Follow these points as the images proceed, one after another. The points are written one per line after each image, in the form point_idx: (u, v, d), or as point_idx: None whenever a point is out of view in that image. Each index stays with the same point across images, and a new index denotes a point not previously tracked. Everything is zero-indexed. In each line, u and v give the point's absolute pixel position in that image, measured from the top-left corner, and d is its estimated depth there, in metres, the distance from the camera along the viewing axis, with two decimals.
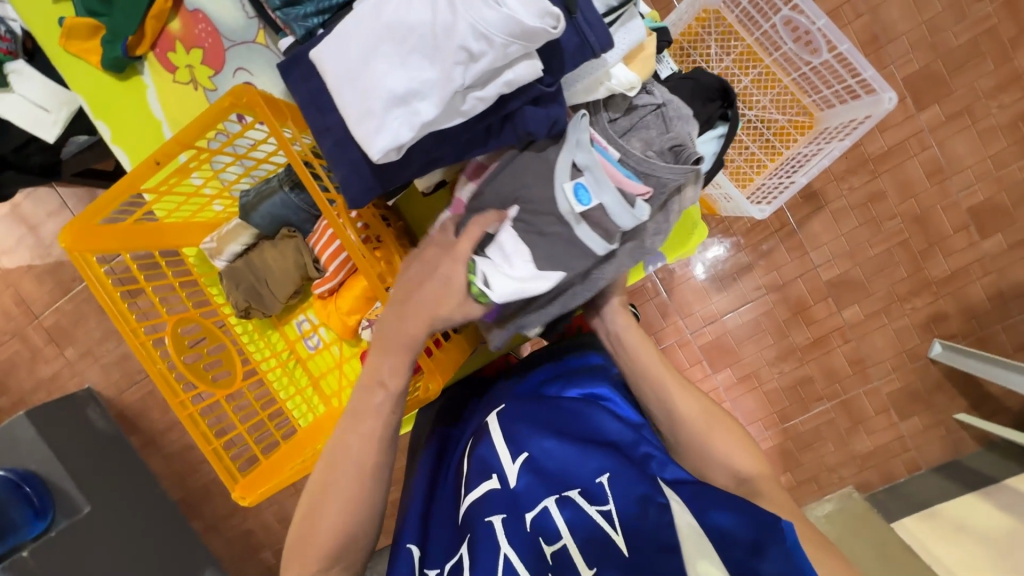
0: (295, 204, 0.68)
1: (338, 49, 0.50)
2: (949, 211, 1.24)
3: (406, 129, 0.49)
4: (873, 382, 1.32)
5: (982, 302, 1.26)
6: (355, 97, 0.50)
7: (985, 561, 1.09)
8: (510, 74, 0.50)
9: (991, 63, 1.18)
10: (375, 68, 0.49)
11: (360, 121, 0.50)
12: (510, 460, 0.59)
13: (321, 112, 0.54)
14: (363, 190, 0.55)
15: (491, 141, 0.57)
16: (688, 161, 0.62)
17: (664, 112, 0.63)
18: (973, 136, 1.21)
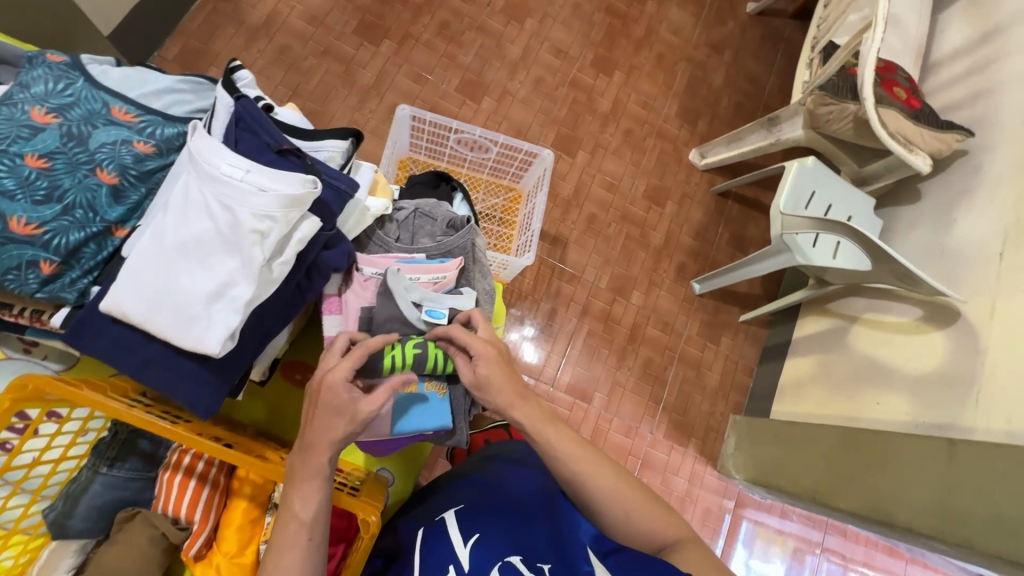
0: (117, 476, 0.79)
1: (133, 291, 0.61)
2: (635, 203, 1.71)
3: (232, 316, 0.63)
4: (684, 333, 1.65)
5: (694, 243, 1.74)
6: (173, 318, 0.62)
7: (828, 396, 1.38)
8: (298, 234, 0.66)
9: (589, 115, 1.74)
10: (181, 285, 0.62)
11: (188, 332, 0.62)
12: (460, 544, 0.62)
13: (134, 351, 0.64)
14: (212, 396, 0.66)
15: (307, 293, 0.73)
16: (463, 221, 0.87)
17: (422, 212, 0.88)
18: (611, 156, 1.73)
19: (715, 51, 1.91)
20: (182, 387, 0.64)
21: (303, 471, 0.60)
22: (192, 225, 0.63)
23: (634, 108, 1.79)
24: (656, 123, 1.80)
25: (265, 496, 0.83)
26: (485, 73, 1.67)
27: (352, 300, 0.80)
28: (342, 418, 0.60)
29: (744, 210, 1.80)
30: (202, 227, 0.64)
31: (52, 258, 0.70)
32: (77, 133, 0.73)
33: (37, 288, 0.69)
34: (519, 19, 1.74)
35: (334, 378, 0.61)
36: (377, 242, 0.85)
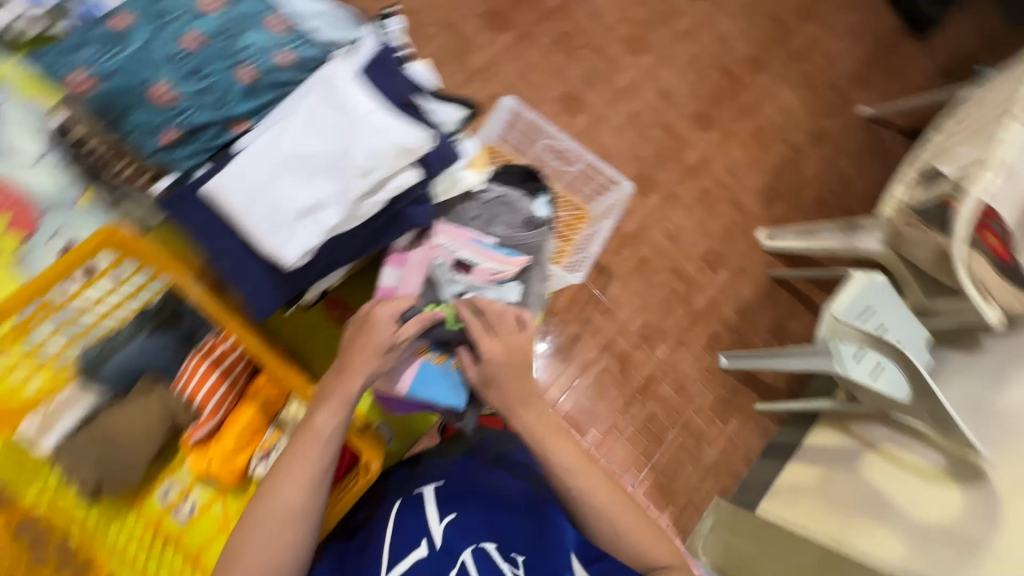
0: (152, 344, 0.85)
1: (235, 182, 0.70)
2: (689, 260, 1.70)
3: (314, 234, 0.70)
4: (696, 401, 1.62)
5: (734, 317, 1.71)
6: (267, 220, 0.70)
7: (819, 509, 1.35)
8: (393, 182, 0.73)
9: (673, 162, 1.74)
10: (283, 193, 0.71)
11: (275, 236, 0.70)
12: (437, 521, 0.66)
13: (221, 237, 0.72)
14: (270, 299, 0.74)
15: (384, 238, 0.78)
16: (541, 223, 0.88)
17: (506, 200, 0.89)
18: (682, 208, 1.73)
19: (816, 141, 1.89)
20: (249, 280, 0.73)
21: (320, 394, 0.68)
22: (304, 142, 0.71)
23: (719, 170, 1.78)
24: (735, 191, 1.79)
25: (276, 409, 0.86)
26: (589, 92, 1.70)
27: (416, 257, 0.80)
28: (377, 353, 0.68)
29: (794, 302, 1.77)
30: (312, 147, 0.71)
31: (178, 128, 0.82)
32: (232, 30, 0.85)
33: (156, 153, 0.82)
34: (637, 52, 1.77)
35: (383, 312, 0.70)
36: (455, 214, 0.88)
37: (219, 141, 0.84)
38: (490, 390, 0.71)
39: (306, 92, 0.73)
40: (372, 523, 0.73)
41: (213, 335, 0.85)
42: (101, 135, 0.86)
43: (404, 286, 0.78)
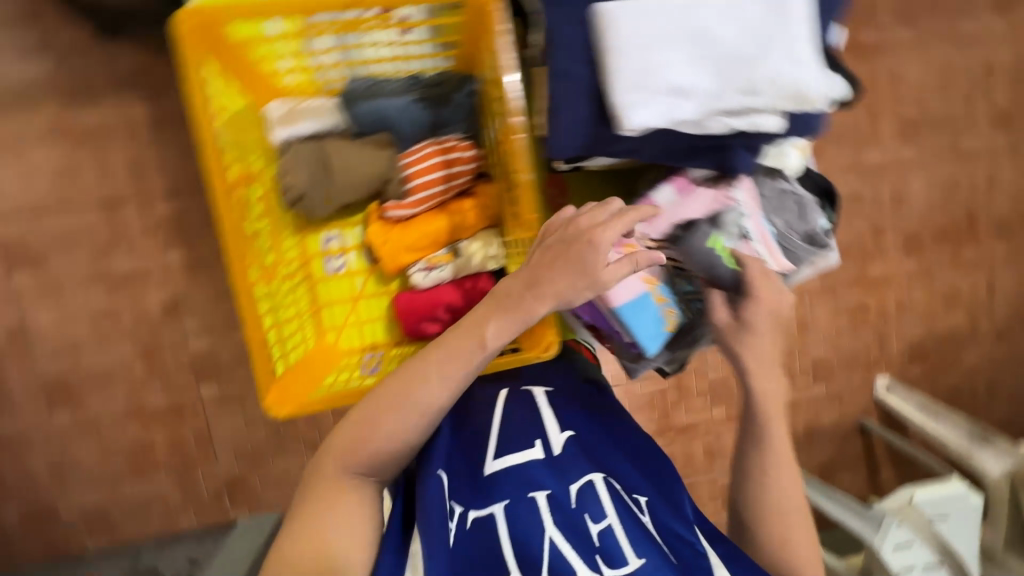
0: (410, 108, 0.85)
1: (635, 18, 0.69)
2: (801, 356, 1.60)
3: (667, 117, 0.70)
4: (714, 472, 1.59)
5: (800, 431, 1.63)
6: (642, 80, 0.69)
7: None
8: (759, 119, 0.73)
9: (856, 262, 1.60)
10: (671, 61, 0.70)
11: (636, 98, 0.69)
12: (557, 431, 0.76)
13: (574, 59, 0.71)
14: (575, 142, 0.73)
15: (692, 157, 0.78)
16: (820, 244, 0.91)
17: (805, 204, 0.90)
18: (832, 309, 1.60)
19: (998, 336, 1.71)
20: (569, 115, 0.72)
21: (510, 302, 0.69)
22: (722, 25, 0.70)
23: (891, 298, 1.63)
24: (889, 326, 1.64)
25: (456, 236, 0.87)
26: (835, 143, 1.54)
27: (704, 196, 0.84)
28: (582, 279, 0.68)
29: (860, 458, 1.68)
30: (727, 36, 0.70)
31: None
32: None
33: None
34: (905, 139, 1.57)
35: (602, 242, 0.68)
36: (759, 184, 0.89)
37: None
38: (744, 335, 0.81)
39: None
40: (478, 400, 0.80)
41: (458, 138, 0.86)
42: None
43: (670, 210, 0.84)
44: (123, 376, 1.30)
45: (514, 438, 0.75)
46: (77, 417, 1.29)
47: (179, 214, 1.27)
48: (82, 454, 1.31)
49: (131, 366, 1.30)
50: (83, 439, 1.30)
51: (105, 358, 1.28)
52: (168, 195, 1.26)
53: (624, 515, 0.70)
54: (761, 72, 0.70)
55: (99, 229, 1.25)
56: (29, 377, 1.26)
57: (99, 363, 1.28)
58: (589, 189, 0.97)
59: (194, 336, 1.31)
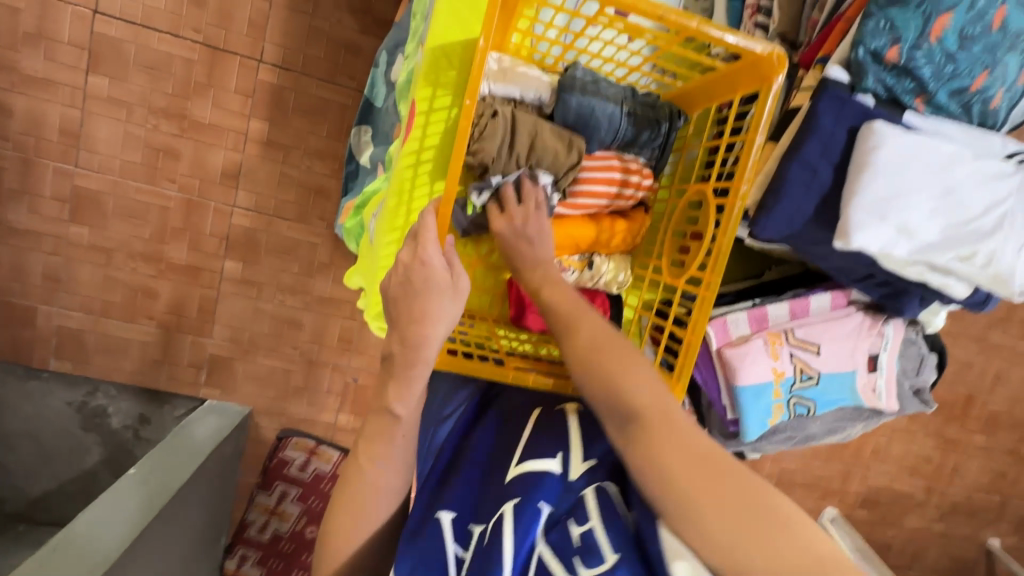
0: (620, 120, 0.80)
1: (907, 155, 0.78)
2: (772, 462, 1.67)
3: (885, 252, 0.80)
4: None
5: None
6: (885, 215, 0.78)
7: None
8: (947, 281, 0.86)
9: None
10: (914, 209, 0.79)
11: (874, 228, 0.78)
12: (581, 457, 0.69)
13: (822, 163, 0.81)
14: (781, 232, 0.83)
15: (860, 282, 0.92)
16: (920, 400, 1.07)
17: (925, 360, 1.06)
18: None
19: (941, 513, 1.82)
20: (790, 205, 0.81)
21: (405, 375, 0.63)
22: (970, 198, 0.81)
23: (870, 444, 1.71)
24: (857, 467, 1.73)
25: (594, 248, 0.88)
26: None
27: (853, 320, 0.96)
28: (451, 295, 0.64)
29: None
30: (969, 207, 0.81)
31: (902, 55, 0.78)
32: (1010, 44, 0.79)
33: (869, 49, 0.78)
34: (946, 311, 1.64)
35: (430, 258, 0.64)
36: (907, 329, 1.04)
37: (902, 98, 0.82)
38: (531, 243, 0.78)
39: (1008, 172, 0.82)
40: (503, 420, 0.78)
41: (642, 163, 0.84)
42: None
43: (816, 317, 0.95)
44: (156, 218, 1.25)
45: (534, 445, 0.70)
46: (93, 238, 1.24)
47: (278, 88, 1.22)
48: (82, 274, 1.26)
49: (168, 212, 1.25)
50: (90, 261, 1.25)
51: (144, 193, 1.24)
52: (275, 65, 1.21)
53: (619, 525, 0.61)
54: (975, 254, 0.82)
55: (195, 67, 1.20)
56: (64, 180, 1.21)
57: (136, 196, 1.24)
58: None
59: (240, 210, 1.27)
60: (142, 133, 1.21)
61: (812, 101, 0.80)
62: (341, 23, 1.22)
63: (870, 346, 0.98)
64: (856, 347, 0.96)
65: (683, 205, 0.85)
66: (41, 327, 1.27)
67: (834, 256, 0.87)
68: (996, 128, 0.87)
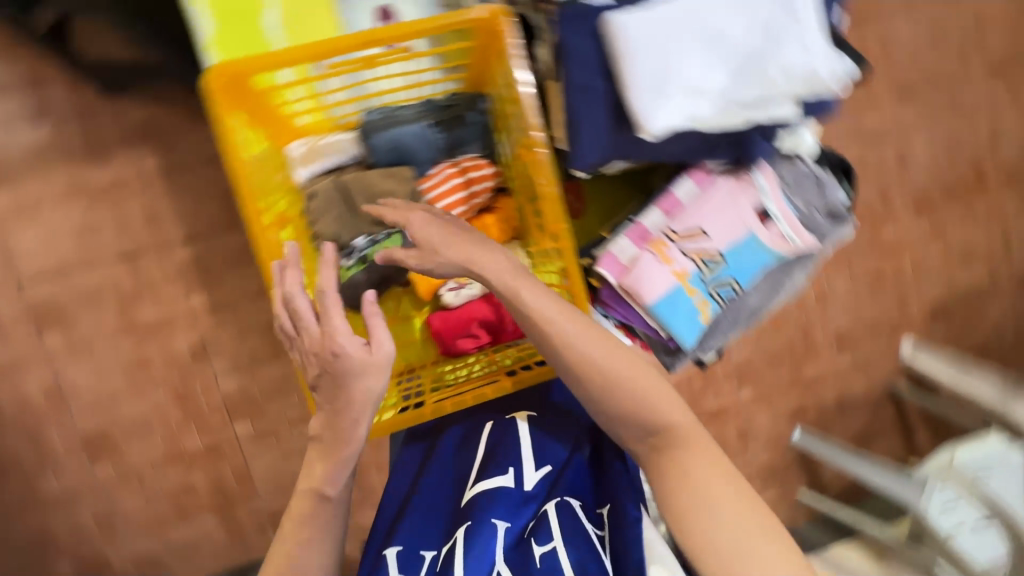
0: (427, 134, 0.90)
1: (649, 31, 0.78)
2: (823, 330, 1.61)
3: (683, 120, 0.81)
4: (748, 454, 1.61)
5: (829, 403, 1.63)
6: (657, 90, 0.79)
7: None
8: (773, 109, 0.83)
9: (866, 230, 1.59)
10: (682, 69, 0.79)
11: (654, 107, 0.79)
12: (534, 469, 0.80)
13: (590, 74, 0.83)
14: (595, 152, 0.87)
15: (707, 151, 0.93)
16: (841, 220, 0.97)
17: (820, 181, 0.96)
18: (847, 279, 1.60)
19: (1019, 288, 1.70)
20: (586, 129, 0.86)
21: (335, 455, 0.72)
22: (728, 25, 0.79)
23: (906, 262, 1.63)
24: (907, 290, 1.64)
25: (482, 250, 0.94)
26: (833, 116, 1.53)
27: (721, 188, 0.96)
28: (374, 381, 0.68)
29: (894, 423, 1.67)
30: (733, 34, 0.79)
31: None
32: None
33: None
34: (903, 101, 1.57)
35: (341, 342, 0.67)
36: (777, 168, 0.96)
37: None
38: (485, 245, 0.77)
39: None
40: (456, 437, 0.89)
41: (472, 159, 0.91)
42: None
43: (689, 205, 0.97)
44: (160, 422, 1.32)
45: (492, 464, 0.81)
46: (119, 468, 1.32)
47: (196, 257, 1.29)
48: (126, 502, 1.33)
49: (166, 413, 1.32)
50: (127, 488, 1.33)
51: (139, 407, 1.31)
52: (184, 240, 1.28)
53: (577, 534, 0.73)
54: (770, 71, 0.79)
55: (122, 279, 1.28)
56: (70, 433, 1.29)
57: (133, 413, 1.31)
58: (603, 193, 1.09)
59: (224, 376, 1.33)
60: (110, 358, 1.29)
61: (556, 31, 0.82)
62: (219, 173, 1.28)
63: (752, 201, 0.95)
64: (737, 210, 0.95)
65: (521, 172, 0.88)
66: (119, 568, 1.34)
67: (670, 145, 0.90)
68: None
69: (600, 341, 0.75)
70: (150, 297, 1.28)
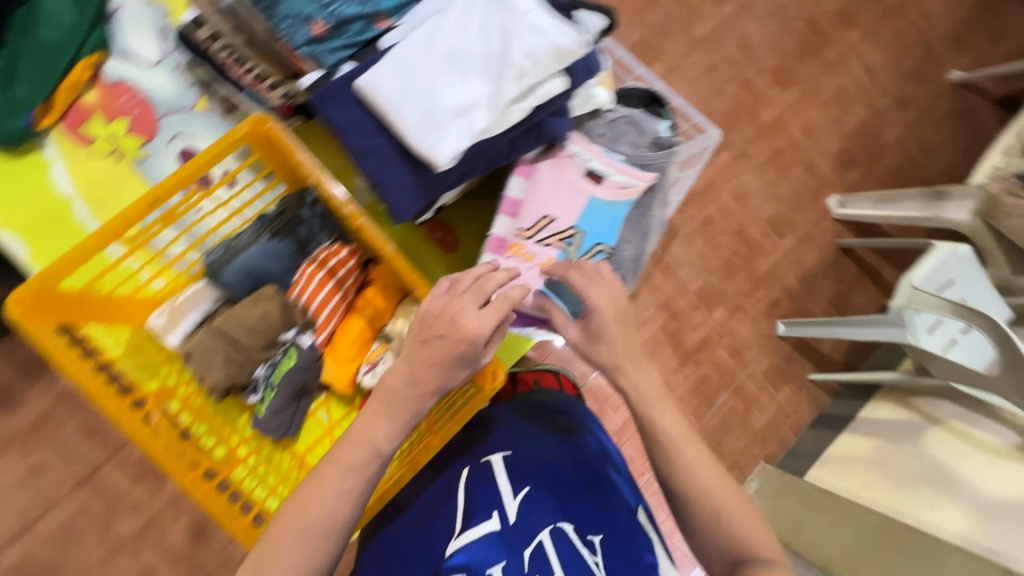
0: (273, 249, 0.83)
1: (394, 81, 0.80)
2: (755, 224, 1.66)
3: (465, 138, 0.80)
4: (749, 365, 1.63)
5: (796, 285, 1.68)
6: (426, 125, 0.79)
7: (874, 478, 1.35)
8: (543, 89, 0.83)
9: (747, 121, 1.66)
10: (437, 96, 0.80)
11: (430, 138, 0.79)
12: (511, 497, 0.77)
13: (369, 136, 0.83)
14: (410, 199, 0.84)
15: (515, 148, 0.91)
16: (666, 146, 0.99)
17: (633, 122, 1.01)
18: (752, 170, 1.66)
19: (900, 106, 1.80)
20: (391, 183, 0.84)
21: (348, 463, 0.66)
22: (460, 44, 0.81)
23: (795, 131, 1.70)
24: (809, 154, 1.71)
25: (380, 324, 0.88)
26: (665, 39, 1.61)
27: (547, 170, 0.97)
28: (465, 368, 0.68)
29: (859, 274, 1.72)
30: (468, 49, 0.81)
31: (324, 23, 0.83)
32: None
33: (305, 42, 0.83)
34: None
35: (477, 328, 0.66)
36: (585, 131, 1.01)
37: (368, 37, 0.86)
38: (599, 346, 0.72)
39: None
40: (448, 475, 0.84)
41: (327, 246, 0.84)
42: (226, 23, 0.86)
43: (527, 197, 0.97)
44: None
45: (474, 510, 0.77)
46: None
47: None
48: None
49: None
50: None
51: None
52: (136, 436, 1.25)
53: (579, 565, 0.71)
54: (514, 61, 0.80)
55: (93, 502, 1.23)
56: None
57: None
58: (479, 208, 1.07)
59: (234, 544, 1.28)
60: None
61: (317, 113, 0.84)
62: None
63: (577, 169, 0.98)
64: (570, 182, 0.98)
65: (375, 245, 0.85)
66: None
67: (478, 159, 0.88)
68: None
69: (629, 357, 0.72)
70: (127, 506, 1.24)
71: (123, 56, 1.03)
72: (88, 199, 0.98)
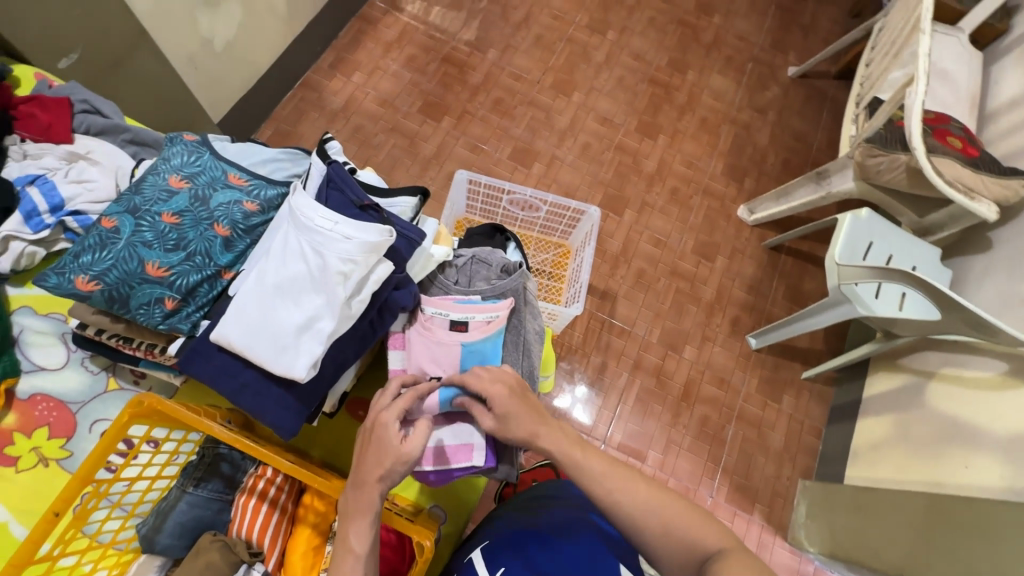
0: (201, 495, 0.87)
1: (234, 323, 0.75)
2: (685, 259, 1.74)
3: (318, 347, 0.74)
4: (742, 389, 1.62)
5: (747, 296, 1.72)
6: (278, 350, 0.74)
7: (907, 456, 1.29)
8: (375, 275, 0.78)
9: (635, 177, 1.81)
10: (280, 319, 0.75)
11: (286, 360, 0.74)
12: None
13: (235, 376, 0.77)
14: (294, 417, 0.78)
15: (378, 329, 0.85)
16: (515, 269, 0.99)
17: (478, 258, 1.01)
18: (658, 214, 1.78)
19: (760, 113, 1.99)
20: (270, 410, 0.77)
21: None
22: (284, 268, 0.76)
23: (681, 168, 1.85)
24: (702, 182, 1.85)
25: (327, 526, 0.89)
26: (536, 141, 1.80)
27: (415, 338, 0.91)
28: (390, 457, 0.68)
29: (799, 263, 1.78)
30: (293, 269, 0.76)
31: (173, 296, 0.78)
32: (202, 196, 0.83)
33: (161, 321, 0.77)
34: (567, 93, 1.89)
35: (386, 417, 0.71)
36: (438, 285, 0.96)
37: (221, 291, 0.83)
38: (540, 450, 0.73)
39: (283, 223, 0.80)
40: None
41: (254, 472, 0.90)
42: (105, 317, 0.81)
43: (411, 365, 0.91)
44: None
45: None
46: None
47: None
48: None
49: None
50: None
51: None
52: None
53: None
54: (335, 266, 0.74)
55: None
56: None
57: None
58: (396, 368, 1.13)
59: None
60: None
61: (189, 375, 0.78)
62: None
63: (443, 327, 0.92)
64: (440, 342, 0.90)
65: (293, 452, 0.91)
66: None
67: (346, 355, 0.81)
68: (287, 190, 0.88)
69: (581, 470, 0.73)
70: None
71: (29, 368, 0.92)
72: (21, 521, 0.85)
